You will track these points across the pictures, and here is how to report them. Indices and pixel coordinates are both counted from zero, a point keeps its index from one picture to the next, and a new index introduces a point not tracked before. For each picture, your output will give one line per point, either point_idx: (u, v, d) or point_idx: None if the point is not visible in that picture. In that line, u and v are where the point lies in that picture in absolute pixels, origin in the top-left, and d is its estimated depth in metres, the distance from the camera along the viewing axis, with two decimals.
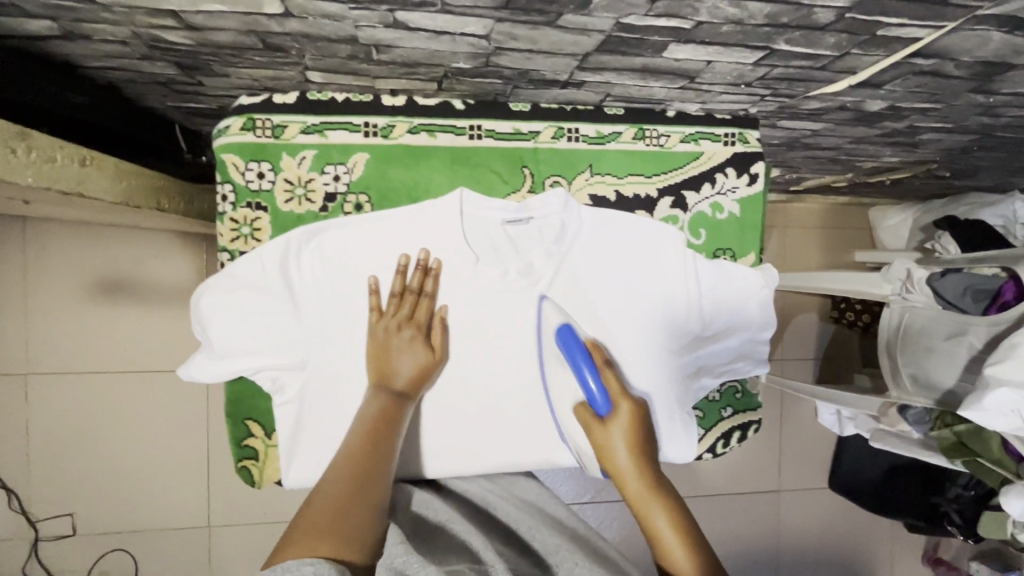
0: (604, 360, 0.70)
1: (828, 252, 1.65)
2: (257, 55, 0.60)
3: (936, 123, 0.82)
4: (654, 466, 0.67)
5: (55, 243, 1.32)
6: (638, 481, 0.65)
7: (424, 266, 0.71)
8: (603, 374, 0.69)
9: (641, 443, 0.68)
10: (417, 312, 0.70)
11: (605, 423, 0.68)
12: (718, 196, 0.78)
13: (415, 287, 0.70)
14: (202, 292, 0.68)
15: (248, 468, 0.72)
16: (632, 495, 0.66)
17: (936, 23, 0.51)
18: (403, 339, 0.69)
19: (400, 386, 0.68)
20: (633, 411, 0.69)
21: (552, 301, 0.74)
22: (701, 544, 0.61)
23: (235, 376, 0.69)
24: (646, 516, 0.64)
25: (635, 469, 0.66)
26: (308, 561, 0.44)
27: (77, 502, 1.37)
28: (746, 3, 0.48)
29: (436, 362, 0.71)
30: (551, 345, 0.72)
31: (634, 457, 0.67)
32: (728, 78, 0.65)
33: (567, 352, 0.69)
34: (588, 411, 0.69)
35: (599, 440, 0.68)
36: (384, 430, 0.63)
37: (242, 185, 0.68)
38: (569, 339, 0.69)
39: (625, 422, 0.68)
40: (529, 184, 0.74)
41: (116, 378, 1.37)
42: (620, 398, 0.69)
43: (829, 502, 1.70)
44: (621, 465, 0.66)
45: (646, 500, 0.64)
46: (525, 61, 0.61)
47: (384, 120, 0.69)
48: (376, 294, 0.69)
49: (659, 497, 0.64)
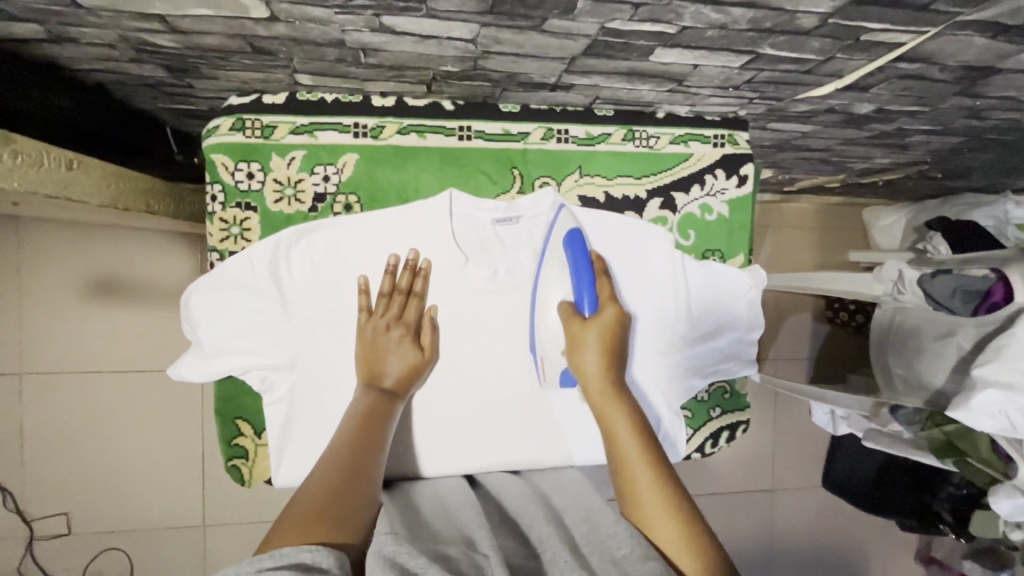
0: (603, 268, 0.72)
1: (823, 252, 1.66)
2: (245, 59, 0.60)
3: (925, 126, 0.83)
4: (621, 375, 0.69)
5: (49, 243, 1.32)
6: (603, 383, 0.67)
7: (413, 266, 0.71)
8: (598, 283, 0.71)
9: (615, 351, 0.69)
10: (407, 311, 0.70)
11: (586, 322, 0.69)
12: (708, 197, 0.78)
13: (405, 286, 0.70)
14: (192, 291, 0.68)
15: (238, 467, 0.72)
16: (597, 400, 0.67)
17: (918, 28, 0.51)
18: (392, 338, 0.69)
19: (389, 383, 0.68)
20: (618, 317, 0.70)
21: (570, 211, 0.72)
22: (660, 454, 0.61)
23: (224, 375, 0.69)
24: (608, 420, 0.65)
25: (602, 370, 0.67)
26: (305, 548, 0.44)
27: (72, 500, 1.37)
28: (728, 9, 0.49)
29: (425, 361, 0.71)
30: (554, 250, 0.71)
31: (603, 360, 0.68)
32: (715, 81, 0.66)
33: (574, 259, 0.70)
34: (572, 309, 0.70)
35: (576, 336, 0.69)
36: (374, 423, 0.63)
37: (232, 185, 0.68)
38: (576, 246, 0.70)
39: (608, 326, 0.69)
40: (519, 184, 0.74)
41: (111, 377, 1.37)
42: (606, 303, 0.70)
43: (822, 500, 1.71)
44: (588, 366, 0.68)
45: (608, 404, 0.66)
46: (511, 64, 0.61)
47: (373, 121, 0.70)
48: (366, 294, 0.69)
49: (621, 400, 0.66)
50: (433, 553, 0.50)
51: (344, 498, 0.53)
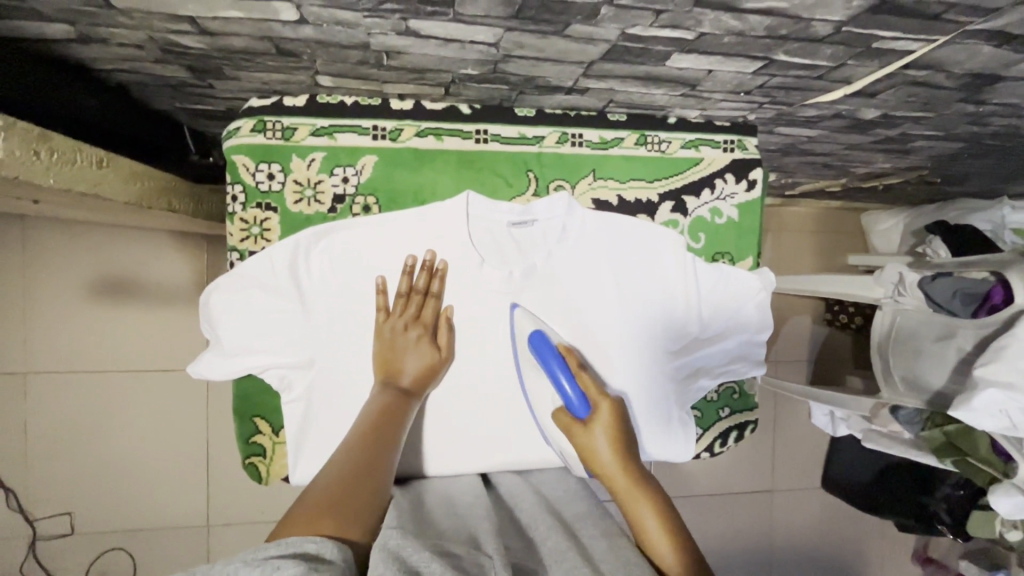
0: (578, 363, 0.70)
1: (822, 255, 1.68)
2: (269, 60, 0.61)
3: (927, 131, 0.85)
4: (637, 462, 0.65)
5: (54, 242, 1.32)
6: (622, 475, 0.64)
7: (430, 267, 0.72)
8: (579, 377, 0.70)
9: (626, 443, 0.66)
10: (424, 312, 0.72)
11: (587, 425, 0.67)
12: (718, 200, 0.80)
13: (422, 287, 0.71)
14: (212, 290, 0.69)
15: (256, 465, 0.73)
16: (618, 489, 0.64)
17: (929, 37, 0.53)
18: (409, 339, 0.70)
19: (406, 383, 0.69)
20: (613, 409, 0.68)
21: (523, 309, 0.74)
22: (683, 532, 0.59)
23: (243, 374, 0.70)
24: (632, 511, 0.61)
25: (619, 467, 0.64)
26: (310, 539, 0.45)
27: (75, 500, 1.37)
28: (747, 16, 0.50)
29: (442, 361, 0.72)
30: (524, 352, 0.73)
31: (615, 451, 0.65)
32: (728, 86, 0.67)
33: (541, 356, 0.70)
34: (566, 415, 0.68)
35: (582, 442, 0.66)
36: (386, 423, 0.64)
37: (252, 185, 0.69)
38: (542, 345, 0.70)
39: (605, 419, 0.67)
40: (534, 187, 0.76)
41: (116, 377, 1.37)
42: (598, 399, 0.68)
43: (821, 501, 1.73)
44: (606, 465, 0.64)
45: (630, 494, 0.62)
46: (531, 68, 0.62)
47: (392, 124, 0.71)
48: (384, 294, 0.71)
49: (642, 490, 0.62)
50: (453, 547, 0.51)
51: (353, 495, 0.53)
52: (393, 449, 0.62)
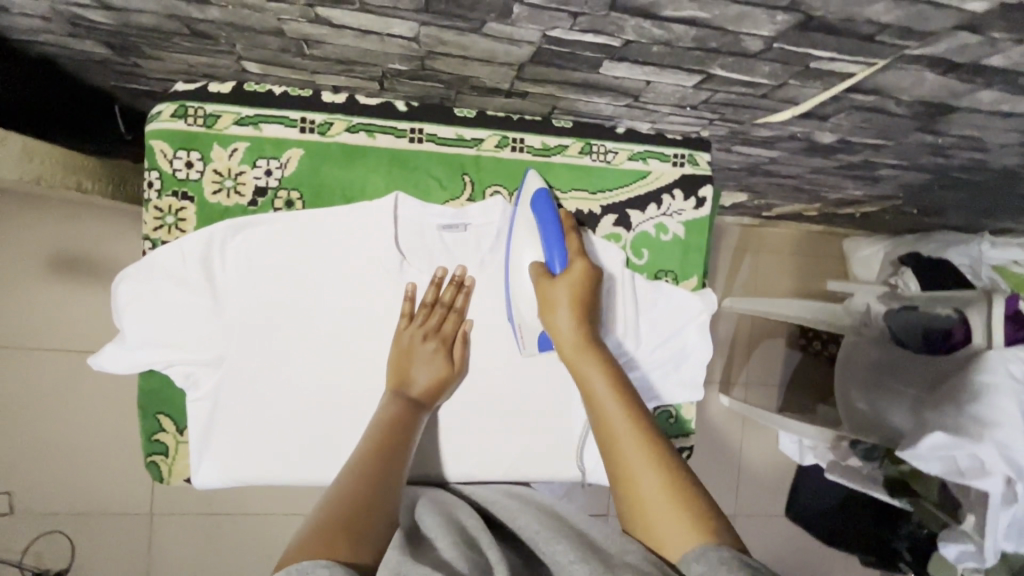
0: (571, 225, 0.70)
1: (801, 279, 1.64)
2: (186, 41, 0.59)
3: (891, 160, 0.82)
4: (593, 329, 0.67)
5: (12, 215, 1.30)
6: (574, 343, 0.66)
7: (459, 282, 0.71)
8: (568, 239, 0.69)
9: (586, 306, 0.67)
10: (444, 325, 0.70)
11: (555, 279, 0.67)
12: (664, 217, 0.77)
13: (446, 301, 0.71)
14: (119, 279, 0.66)
15: (158, 464, 0.70)
16: (571, 354, 0.66)
17: (867, 59, 0.50)
18: (426, 350, 0.69)
19: (418, 394, 0.67)
20: (586, 270, 0.68)
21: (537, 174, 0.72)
22: (633, 399, 0.62)
23: (147, 368, 0.67)
24: (583, 375, 0.65)
25: (574, 325, 0.66)
26: (324, 563, 0.43)
27: (16, 479, 1.34)
28: (670, 25, 0.47)
29: (453, 375, 0.70)
30: (524, 211, 0.70)
31: (575, 314, 0.66)
32: (672, 99, 0.64)
33: (540, 217, 0.69)
34: (541, 268, 0.68)
35: (547, 294, 0.67)
36: (398, 433, 0.62)
37: (169, 172, 0.67)
38: (544, 205, 0.69)
39: (574, 279, 0.67)
40: (469, 192, 0.72)
41: (64, 356, 1.34)
42: (575, 256, 0.68)
43: (785, 531, 1.69)
44: (561, 324, 0.66)
45: (583, 362, 0.65)
46: (460, 66, 0.59)
47: (322, 117, 0.68)
48: (410, 301, 0.70)
49: (595, 354, 0.65)
50: None
51: (370, 513, 0.52)
52: (404, 463, 0.60)
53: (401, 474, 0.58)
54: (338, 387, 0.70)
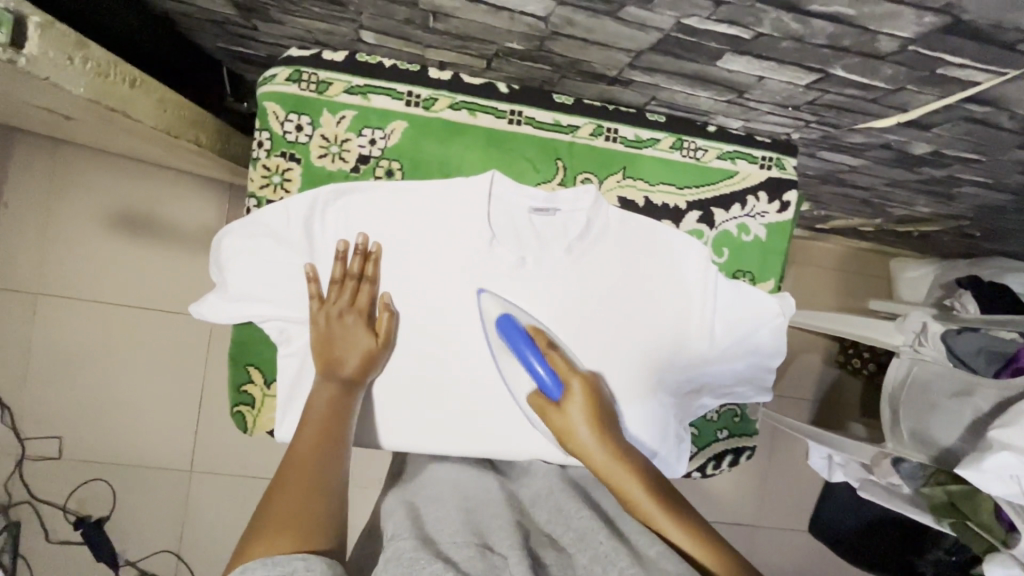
0: (546, 342, 0.68)
1: (844, 295, 1.63)
2: (315, 6, 0.60)
3: (976, 177, 0.81)
4: (616, 433, 0.64)
5: (82, 171, 1.35)
6: (604, 452, 0.61)
7: (363, 251, 0.69)
8: (549, 356, 0.68)
9: (601, 415, 0.65)
10: (359, 299, 0.69)
11: (560, 406, 0.65)
12: (747, 218, 0.78)
13: (355, 272, 0.68)
14: (225, 233, 0.68)
15: (243, 415, 0.72)
16: (598, 467, 0.62)
17: (998, 68, 0.50)
18: (346, 325, 0.67)
19: (348, 371, 0.66)
20: (585, 385, 0.66)
21: (490, 292, 0.71)
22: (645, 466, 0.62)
23: (245, 321, 0.69)
24: (618, 488, 0.60)
25: (597, 439, 0.62)
26: (299, 556, 0.45)
27: (67, 427, 1.39)
28: (810, 20, 0.48)
29: (380, 349, 0.69)
30: (496, 338, 0.70)
31: (594, 428, 0.63)
32: (777, 98, 0.65)
33: (510, 341, 0.68)
34: (542, 397, 0.67)
35: (558, 424, 0.65)
36: (336, 415, 0.62)
37: (279, 134, 0.69)
38: (510, 327, 0.68)
39: (578, 397, 0.65)
40: (561, 177, 0.74)
41: (122, 311, 1.38)
42: (569, 375, 0.67)
43: (807, 546, 1.68)
44: (583, 440, 0.63)
45: (612, 469, 0.61)
46: (577, 50, 0.61)
47: (427, 92, 0.69)
48: (315, 282, 0.68)
49: (624, 463, 0.61)
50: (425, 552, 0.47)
51: (311, 515, 0.50)
52: (344, 449, 0.60)
53: (341, 459, 0.58)
54: (421, 356, 0.72)
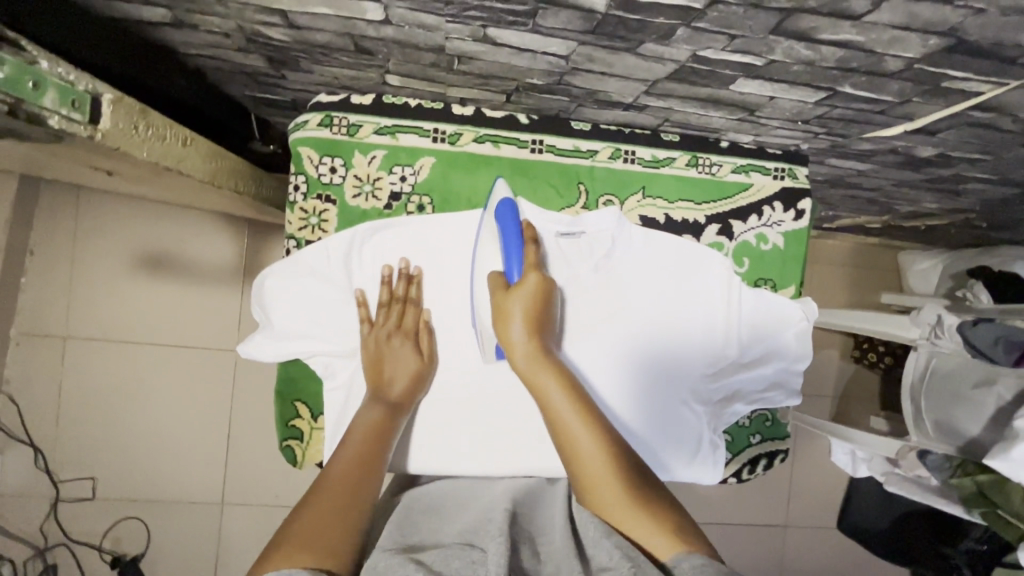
0: (531, 235, 0.70)
1: (856, 290, 1.65)
2: (345, 56, 0.64)
3: (982, 174, 0.84)
4: (547, 341, 0.67)
5: (106, 214, 1.38)
6: (531, 357, 0.64)
7: (406, 274, 0.72)
8: (528, 250, 0.68)
9: (540, 318, 0.67)
10: (405, 320, 0.71)
11: (509, 291, 0.67)
12: (765, 227, 0.80)
13: (401, 294, 0.71)
14: (267, 275, 0.72)
15: (292, 448, 0.74)
16: (523, 368, 0.65)
17: (1001, 79, 0.53)
18: (393, 346, 0.69)
19: (395, 394, 0.68)
20: (541, 284, 0.67)
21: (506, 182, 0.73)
22: (606, 429, 0.61)
23: (291, 358, 0.72)
24: (540, 390, 0.63)
25: (528, 339, 0.65)
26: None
27: (100, 467, 1.41)
28: (820, 47, 0.51)
29: (426, 369, 0.71)
30: (490, 223, 0.72)
31: (529, 328, 0.65)
32: (787, 114, 0.68)
33: (503, 229, 0.69)
34: (499, 280, 0.69)
35: (500, 305, 0.66)
36: (376, 441, 0.62)
37: (314, 177, 0.72)
38: (508, 213, 0.69)
39: (529, 293, 0.66)
40: (584, 200, 0.77)
41: (149, 349, 1.41)
42: (529, 268, 0.67)
43: (837, 543, 1.67)
44: (514, 336, 0.65)
45: (536, 375, 0.64)
46: (595, 81, 0.64)
47: (452, 128, 0.73)
48: (364, 306, 0.71)
49: (548, 369, 0.64)
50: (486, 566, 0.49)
51: (337, 523, 0.52)
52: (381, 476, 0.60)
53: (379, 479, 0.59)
54: (460, 382, 0.74)
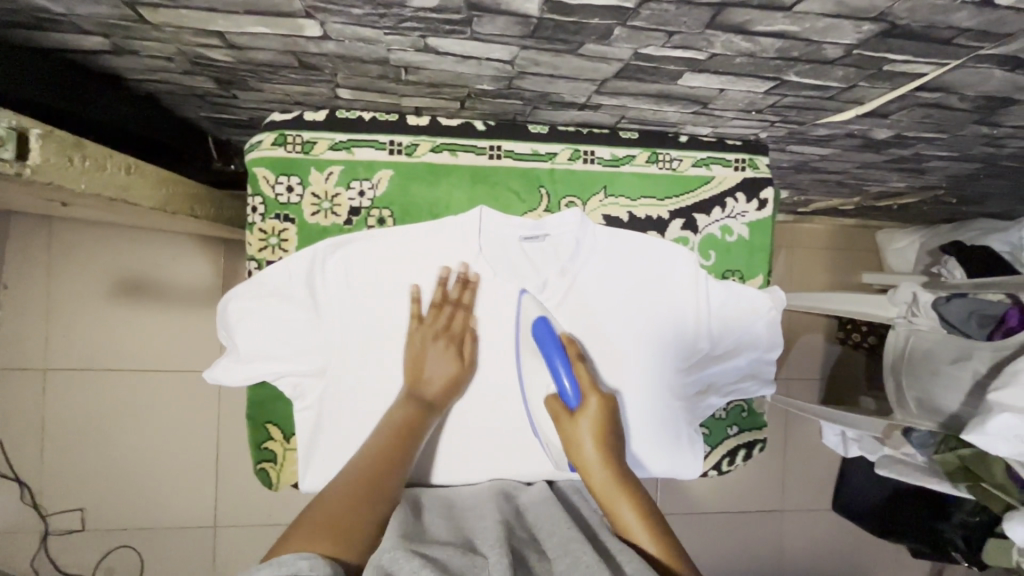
0: (577, 353, 0.71)
1: (836, 272, 1.66)
2: (292, 74, 0.63)
3: (942, 152, 0.84)
4: (619, 458, 0.66)
5: (78, 243, 1.37)
6: (604, 473, 0.64)
7: (463, 279, 0.74)
8: (577, 370, 0.70)
9: (608, 436, 0.67)
10: (454, 324, 0.74)
11: (574, 415, 0.68)
12: (728, 219, 0.80)
13: (454, 298, 0.74)
14: (229, 299, 0.71)
15: (266, 471, 0.75)
16: (594, 483, 0.64)
17: (940, 60, 0.53)
18: (438, 347, 0.72)
19: (430, 394, 0.71)
20: (602, 404, 0.68)
21: (531, 296, 0.75)
22: (672, 539, 0.59)
23: (258, 380, 0.71)
24: (610, 506, 0.62)
25: (600, 460, 0.65)
26: (304, 557, 0.46)
27: (87, 498, 1.39)
28: (758, 39, 0.51)
29: (466, 371, 0.74)
30: (529, 337, 0.73)
31: (599, 446, 0.66)
32: (739, 105, 0.68)
33: (542, 345, 0.70)
34: (558, 403, 0.69)
35: (567, 432, 0.68)
36: (404, 438, 0.66)
37: (271, 197, 0.72)
38: (544, 331, 0.70)
39: (593, 417, 0.67)
40: (545, 203, 0.77)
41: (130, 375, 1.40)
42: (589, 392, 0.69)
43: (832, 524, 1.68)
44: (586, 456, 0.65)
45: (609, 490, 0.63)
46: (545, 84, 0.64)
47: (408, 139, 0.72)
48: (418, 302, 0.72)
49: (622, 484, 0.63)
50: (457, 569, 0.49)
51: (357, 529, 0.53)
52: (399, 479, 0.62)
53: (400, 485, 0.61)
54: None
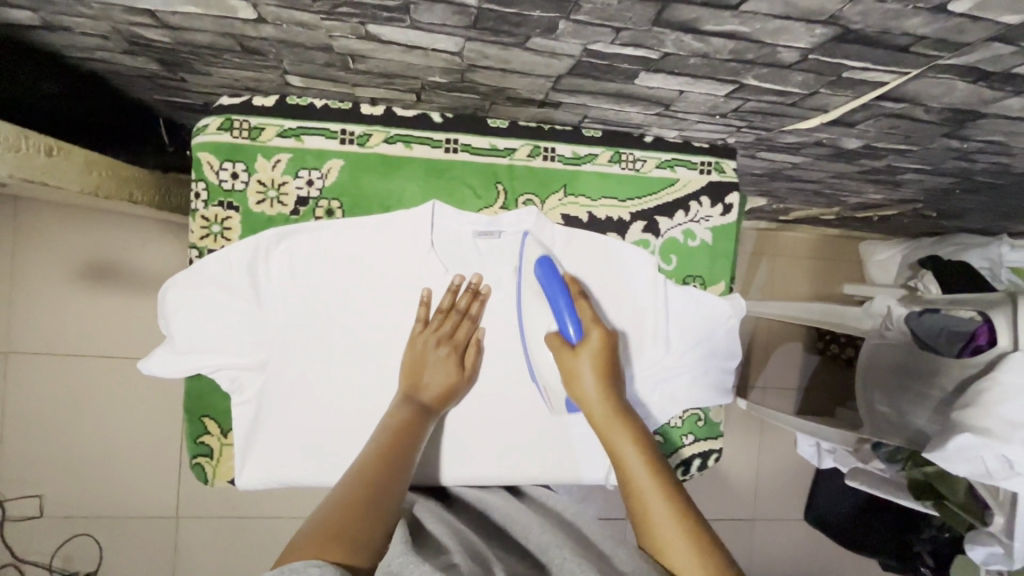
0: (579, 291, 0.71)
1: (817, 281, 1.65)
2: (235, 57, 0.61)
3: (915, 164, 0.83)
4: (621, 396, 0.68)
5: (44, 226, 1.34)
6: (604, 407, 0.67)
7: (474, 289, 0.73)
8: (579, 304, 0.70)
9: (609, 372, 0.68)
10: (458, 333, 0.72)
11: (577, 350, 0.68)
12: (692, 223, 0.78)
13: (462, 308, 0.72)
14: (167, 287, 0.69)
15: (203, 466, 0.73)
16: (598, 420, 0.67)
17: (899, 68, 0.51)
18: (438, 356, 0.70)
19: (429, 400, 0.69)
20: (604, 338, 0.69)
21: (535, 238, 0.73)
22: (676, 488, 0.62)
23: (194, 373, 0.69)
24: (613, 445, 0.66)
25: (600, 394, 0.67)
26: (315, 565, 0.45)
27: (46, 484, 1.37)
28: (709, 39, 0.49)
29: (462, 383, 0.71)
30: (530, 277, 0.72)
31: (601, 382, 0.67)
32: (702, 108, 0.66)
33: (546, 284, 0.70)
34: (558, 338, 0.69)
35: (569, 365, 0.68)
36: (403, 439, 0.64)
37: (215, 183, 0.69)
38: (548, 272, 0.70)
39: (595, 348, 0.68)
40: (503, 200, 0.74)
41: (95, 361, 1.37)
42: (592, 325, 0.69)
43: (804, 534, 1.68)
44: (586, 390, 0.67)
45: (611, 428, 0.66)
46: (499, 78, 0.61)
47: (361, 129, 0.70)
48: (426, 306, 0.72)
49: (624, 423, 0.66)
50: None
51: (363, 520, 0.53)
52: (408, 468, 0.62)
53: (406, 472, 0.62)
54: (373, 391, 0.72)
